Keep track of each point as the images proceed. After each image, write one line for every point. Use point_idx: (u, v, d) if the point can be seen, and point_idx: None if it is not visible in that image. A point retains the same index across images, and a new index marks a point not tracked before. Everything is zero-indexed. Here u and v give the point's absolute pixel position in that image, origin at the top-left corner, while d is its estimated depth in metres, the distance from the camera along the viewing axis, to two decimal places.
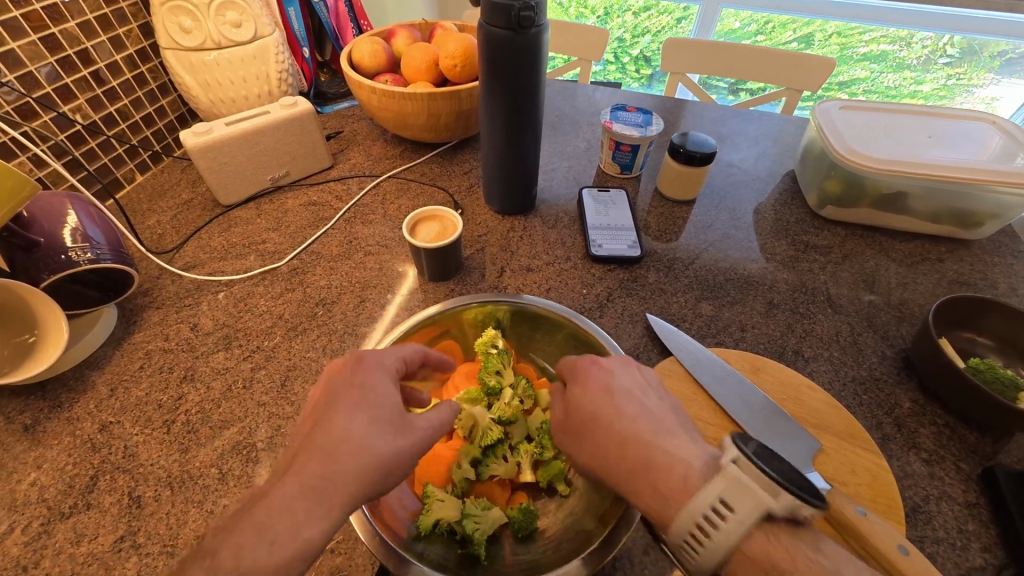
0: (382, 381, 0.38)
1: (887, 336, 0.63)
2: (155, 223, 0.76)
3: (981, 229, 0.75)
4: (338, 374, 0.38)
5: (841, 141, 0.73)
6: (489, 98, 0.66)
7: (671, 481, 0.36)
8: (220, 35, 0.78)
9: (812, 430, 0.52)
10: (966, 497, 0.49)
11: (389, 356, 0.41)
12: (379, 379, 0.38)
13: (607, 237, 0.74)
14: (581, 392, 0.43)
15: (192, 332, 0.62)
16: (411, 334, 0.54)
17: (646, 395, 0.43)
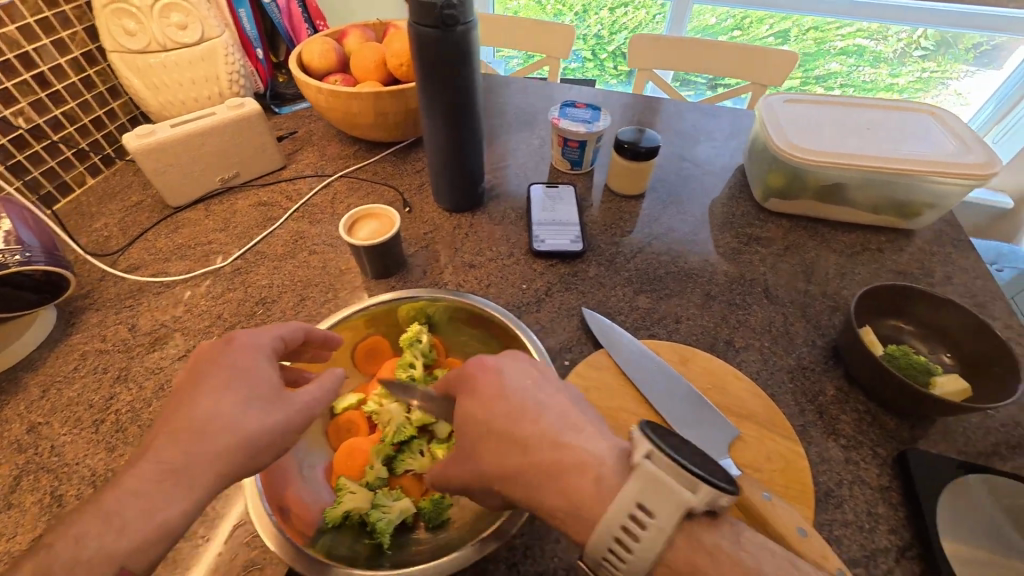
0: (249, 360, 0.39)
1: (819, 325, 0.64)
2: (103, 226, 0.77)
3: (919, 219, 0.76)
4: (205, 353, 0.39)
5: (780, 136, 0.74)
6: (425, 97, 0.66)
7: (583, 488, 0.33)
8: (165, 37, 0.78)
9: (732, 419, 0.53)
10: (879, 481, 0.50)
11: (266, 337, 0.42)
12: (247, 359, 0.39)
13: (551, 233, 0.75)
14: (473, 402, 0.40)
15: (129, 332, 0.62)
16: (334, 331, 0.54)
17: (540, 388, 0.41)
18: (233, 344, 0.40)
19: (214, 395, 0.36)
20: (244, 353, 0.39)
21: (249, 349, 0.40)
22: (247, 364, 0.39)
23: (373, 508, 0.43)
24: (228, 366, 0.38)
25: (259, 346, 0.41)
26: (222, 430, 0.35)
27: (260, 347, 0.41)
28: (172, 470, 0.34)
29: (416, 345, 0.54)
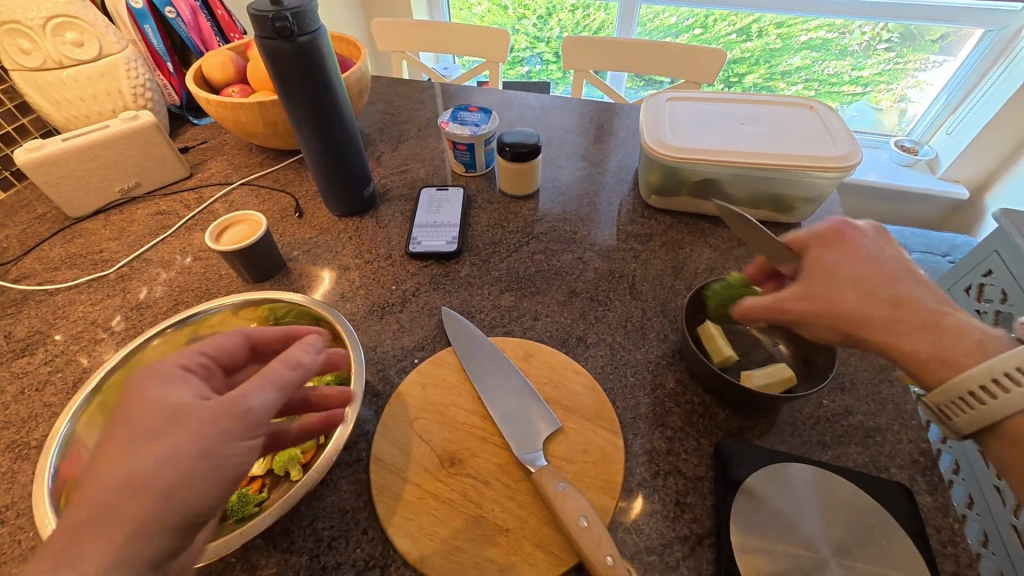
0: (156, 390, 0.37)
1: (675, 320, 0.65)
2: (3, 237, 0.80)
3: (795, 213, 0.77)
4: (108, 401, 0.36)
5: (654, 134, 0.75)
6: (290, 107, 0.68)
7: None
8: (60, 55, 0.81)
9: (559, 412, 0.54)
10: (696, 471, 0.51)
11: (173, 359, 0.41)
12: (152, 388, 0.37)
13: (429, 234, 0.76)
14: None
15: (4, 339, 0.65)
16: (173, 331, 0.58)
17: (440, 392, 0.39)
18: (143, 376, 0.38)
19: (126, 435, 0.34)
20: (143, 383, 0.37)
21: (153, 378, 0.38)
22: (151, 391, 0.37)
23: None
24: (134, 401, 0.36)
25: (165, 371, 0.39)
26: (134, 473, 0.32)
27: (164, 371, 0.39)
28: (76, 528, 0.31)
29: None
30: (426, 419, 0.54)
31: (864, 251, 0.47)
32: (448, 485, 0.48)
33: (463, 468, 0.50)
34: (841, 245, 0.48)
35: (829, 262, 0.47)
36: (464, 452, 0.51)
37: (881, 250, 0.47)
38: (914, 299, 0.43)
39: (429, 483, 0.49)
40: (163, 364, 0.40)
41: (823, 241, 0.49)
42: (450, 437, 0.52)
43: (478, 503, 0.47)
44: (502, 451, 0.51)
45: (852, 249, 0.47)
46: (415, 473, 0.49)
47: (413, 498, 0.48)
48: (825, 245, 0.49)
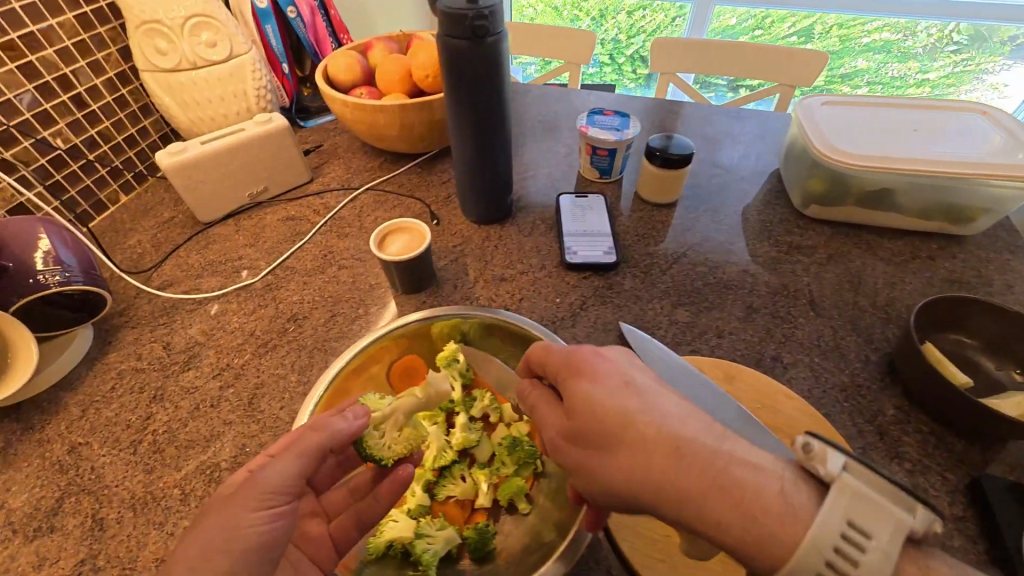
0: (248, 512, 0.35)
1: (871, 340, 0.61)
2: (136, 243, 0.77)
3: (973, 225, 0.72)
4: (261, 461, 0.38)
5: (821, 139, 0.71)
6: (454, 109, 0.64)
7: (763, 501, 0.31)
8: (195, 55, 0.79)
9: (786, 441, 0.50)
10: (950, 510, 0.47)
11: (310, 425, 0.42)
12: (246, 510, 0.35)
13: (583, 244, 0.73)
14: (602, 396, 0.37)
15: (165, 350, 0.62)
16: (373, 348, 0.55)
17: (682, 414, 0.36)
18: (246, 492, 0.36)
19: (201, 535, 0.34)
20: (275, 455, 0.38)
21: (255, 495, 0.36)
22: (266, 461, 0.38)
23: (416, 539, 0.42)
24: (216, 517, 0.35)
25: (278, 490, 0.37)
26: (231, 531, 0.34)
27: (280, 489, 0.37)
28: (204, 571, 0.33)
29: (454, 365, 0.54)
30: None
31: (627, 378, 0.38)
32: None
33: None
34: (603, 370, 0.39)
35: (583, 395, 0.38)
36: None
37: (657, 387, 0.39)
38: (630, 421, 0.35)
39: None
40: (275, 477, 0.37)
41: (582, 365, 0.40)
42: None
43: None
44: None
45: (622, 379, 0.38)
46: None
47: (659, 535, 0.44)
48: (581, 373, 0.39)
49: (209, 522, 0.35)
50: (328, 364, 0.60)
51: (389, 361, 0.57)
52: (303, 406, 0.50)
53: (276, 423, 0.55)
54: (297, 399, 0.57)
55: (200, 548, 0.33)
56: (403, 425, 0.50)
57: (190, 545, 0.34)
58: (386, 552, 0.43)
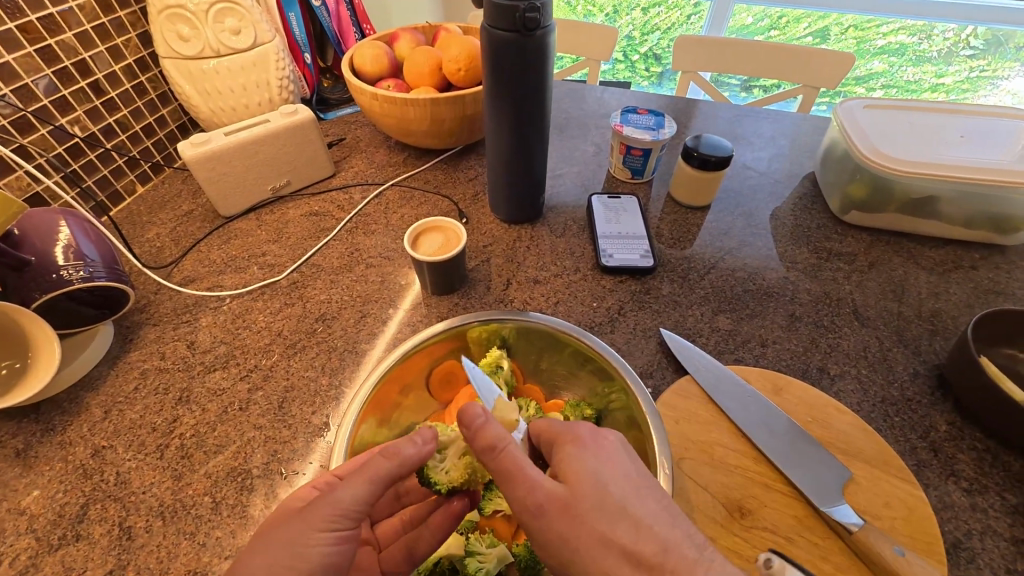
0: (313, 531, 0.35)
1: (919, 352, 0.60)
2: (155, 236, 0.75)
3: (1017, 234, 0.70)
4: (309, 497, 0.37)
5: (865, 142, 0.69)
6: (493, 102, 0.62)
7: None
8: (219, 42, 0.77)
9: (840, 457, 0.48)
10: (1013, 532, 0.45)
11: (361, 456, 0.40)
12: (315, 529, 0.35)
13: (618, 247, 0.71)
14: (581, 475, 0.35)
15: (188, 350, 0.60)
16: (413, 355, 0.53)
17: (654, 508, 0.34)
18: (316, 513, 0.35)
19: (268, 547, 0.34)
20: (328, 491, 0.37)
21: (323, 515, 0.36)
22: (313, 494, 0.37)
23: (468, 557, 0.42)
24: (285, 532, 0.35)
25: (347, 513, 0.36)
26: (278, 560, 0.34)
27: (347, 511, 0.36)
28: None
29: (499, 372, 0.53)
30: (694, 460, 0.49)
31: (622, 465, 0.36)
32: (747, 540, 0.43)
33: (758, 521, 0.45)
34: (595, 445, 0.37)
35: (575, 471, 0.35)
36: (751, 502, 0.46)
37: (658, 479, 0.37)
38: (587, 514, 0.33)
39: (725, 537, 0.44)
40: (348, 500, 0.36)
41: (573, 438, 0.38)
42: (728, 483, 0.47)
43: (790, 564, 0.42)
44: (794, 501, 0.46)
45: (616, 464, 0.36)
46: (706, 525, 0.44)
47: None
48: (575, 443, 0.37)
49: (279, 534, 0.35)
50: (360, 367, 0.58)
51: (427, 368, 0.56)
52: (345, 410, 0.48)
53: (308, 428, 0.53)
54: (329, 404, 0.55)
55: (268, 562, 0.34)
56: (467, 451, 0.46)
57: (257, 557, 0.34)
58: (434, 569, 0.44)
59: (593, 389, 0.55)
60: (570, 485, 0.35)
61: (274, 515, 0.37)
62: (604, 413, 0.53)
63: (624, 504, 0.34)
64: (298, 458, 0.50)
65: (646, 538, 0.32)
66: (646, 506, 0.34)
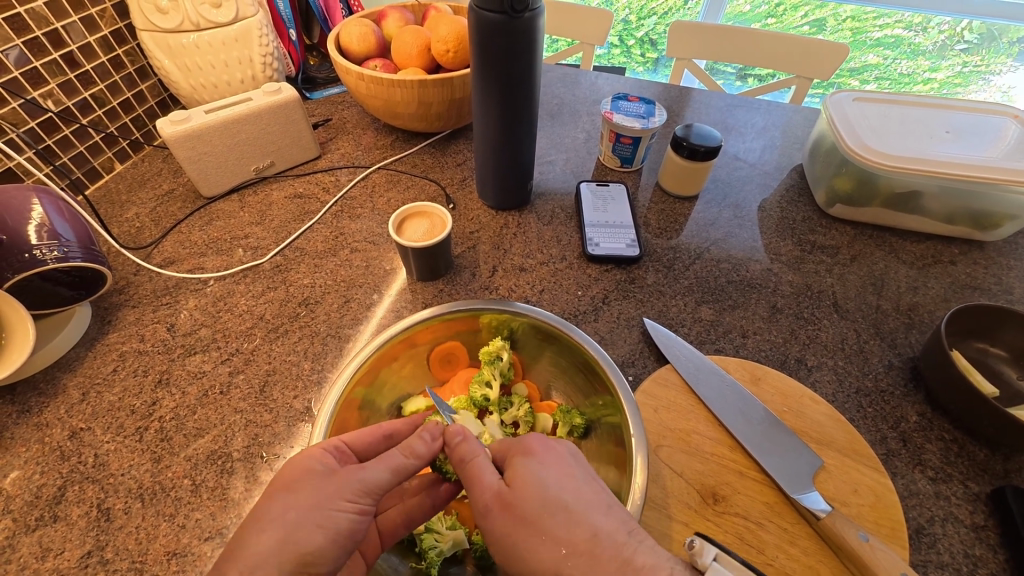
0: (339, 499, 0.35)
1: (895, 344, 0.61)
2: (134, 216, 0.73)
3: (998, 231, 0.71)
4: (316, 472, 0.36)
5: (852, 136, 0.69)
6: (481, 86, 0.61)
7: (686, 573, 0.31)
8: (199, 15, 0.74)
9: (812, 446, 0.50)
10: (973, 519, 0.47)
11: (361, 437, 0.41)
12: (339, 496, 0.35)
13: (605, 236, 0.71)
14: (536, 478, 0.36)
15: (168, 332, 0.59)
16: (419, 328, 0.53)
17: (602, 503, 0.35)
18: (346, 483, 0.36)
19: (293, 508, 0.34)
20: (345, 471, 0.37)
21: (349, 489, 0.36)
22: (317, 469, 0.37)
23: (426, 533, 0.43)
24: (313, 492, 0.35)
25: (371, 492, 0.37)
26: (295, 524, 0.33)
27: (370, 492, 0.37)
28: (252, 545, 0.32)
29: (496, 363, 0.53)
30: (671, 447, 0.49)
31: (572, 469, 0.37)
32: (719, 525, 0.45)
33: (729, 507, 0.46)
34: (548, 454, 0.38)
35: (522, 476, 0.36)
36: (724, 488, 0.47)
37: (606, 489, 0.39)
38: (534, 510, 0.34)
39: (698, 522, 0.45)
40: (376, 478, 0.37)
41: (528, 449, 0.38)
42: (703, 470, 0.48)
43: (759, 548, 0.44)
44: (765, 487, 0.47)
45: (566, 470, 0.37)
46: (680, 510, 0.45)
47: (687, 540, 0.44)
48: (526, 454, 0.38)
49: (301, 496, 0.35)
50: (343, 352, 0.58)
51: (436, 339, 0.56)
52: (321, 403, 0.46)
53: (289, 413, 0.53)
54: (312, 389, 0.55)
55: (296, 516, 0.34)
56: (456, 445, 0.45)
57: (286, 507, 0.34)
58: (392, 536, 0.44)
59: (589, 398, 0.52)
60: (515, 488, 0.36)
61: (286, 472, 0.36)
62: (594, 425, 0.51)
63: (564, 501, 0.34)
64: (279, 441, 0.50)
65: (579, 528, 0.33)
66: (582, 503, 0.35)
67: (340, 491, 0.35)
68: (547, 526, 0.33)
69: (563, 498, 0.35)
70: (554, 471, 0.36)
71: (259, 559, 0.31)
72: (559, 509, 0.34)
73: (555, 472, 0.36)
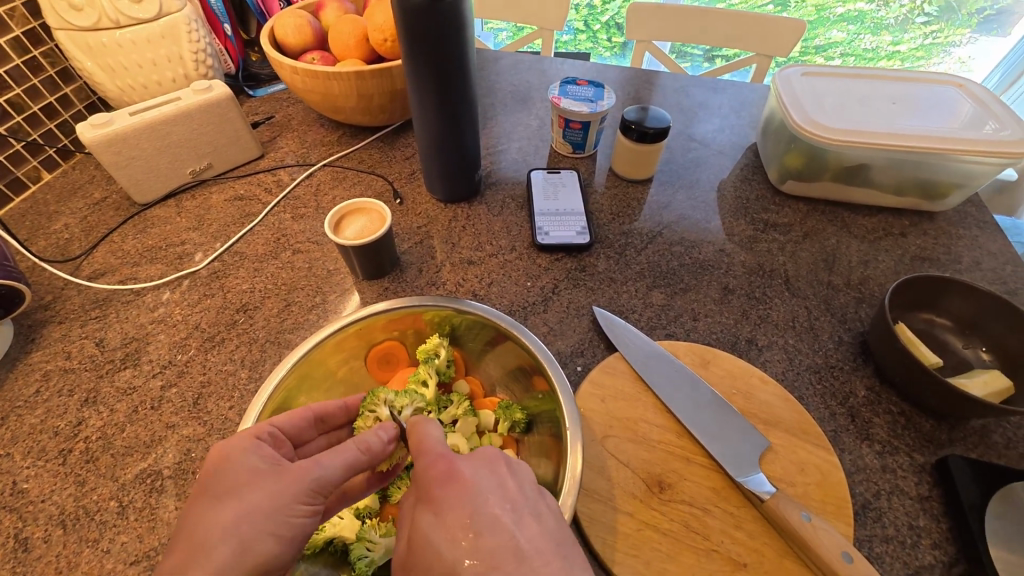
0: (293, 502, 0.34)
1: (845, 319, 0.61)
2: (62, 227, 0.69)
3: (945, 200, 0.72)
4: (256, 473, 0.34)
5: (800, 111, 0.68)
6: (414, 78, 0.59)
7: None
8: (117, 12, 0.70)
9: (760, 427, 0.49)
10: (918, 490, 0.47)
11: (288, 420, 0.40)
12: (294, 499, 0.34)
13: (555, 224, 0.69)
14: (454, 484, 0.34)
15: (96, 348, 0.56)
16: (351, 331, 0.51)
17: (510, 523, 0.33)
18: (299, 485, 0.34)
19: (239, 515, 0.32)
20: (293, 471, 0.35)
21: (300, 491, 0.34)
22: (256, 472, 0.35)
23: (357, 541, 0.41)
24: (263, 496, 0.33)
25: (326, 489, 0.36)
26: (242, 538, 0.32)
27: (325, 490, 0.35)
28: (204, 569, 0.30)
29: (433, 361, 0.52)
30: (617, 437, 0.48)
31: (472, 512, 0.33)
32: (665, 514, 0.44)
33: (676, 494, 0.45)
34: (484, 466, 0.36)
35: (452, 477, 0.34)
36: (671, 476, 0.46)
37: (536, 502, 0.35)
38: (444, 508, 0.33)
39: (643, 512, 0.44)
40: (329, 476, 0.36)
41: (426, 495, 0.34)
42: (650, 459, 0.47)
43: (704, 534, 0.43)
44: (712, 472, 0.46)
45: (463, 516, 0.32)
46: (626, 501, 0.44)
47: (632, 530, 0.43)
48: (450, 477, 0.34)
49: (248, 499, 0.33)
50: (282, 358, 0.56)
51: (373, 341, 0.54)
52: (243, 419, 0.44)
53: (224, 425, 0.50)
54: (248, 398, 0.53)
55: (249, 522, 0.32)
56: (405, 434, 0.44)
57: (237, 516, 0.32)
58: (324, 548, 0.42)
59: (530, 392, 0.50)
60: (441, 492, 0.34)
61: (221, 477, 0.34)
62: (536, 420, 0.49)
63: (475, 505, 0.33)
64: None
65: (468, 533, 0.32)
66: (492, 510, 0.33)
67: (295, 494, 0.34)
68: (443, 523, 0.33)
69: (474, 505, 0.33)
70: (486, 483, 0.35)
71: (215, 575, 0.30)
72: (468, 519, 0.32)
73: (484, 482, 0.35)
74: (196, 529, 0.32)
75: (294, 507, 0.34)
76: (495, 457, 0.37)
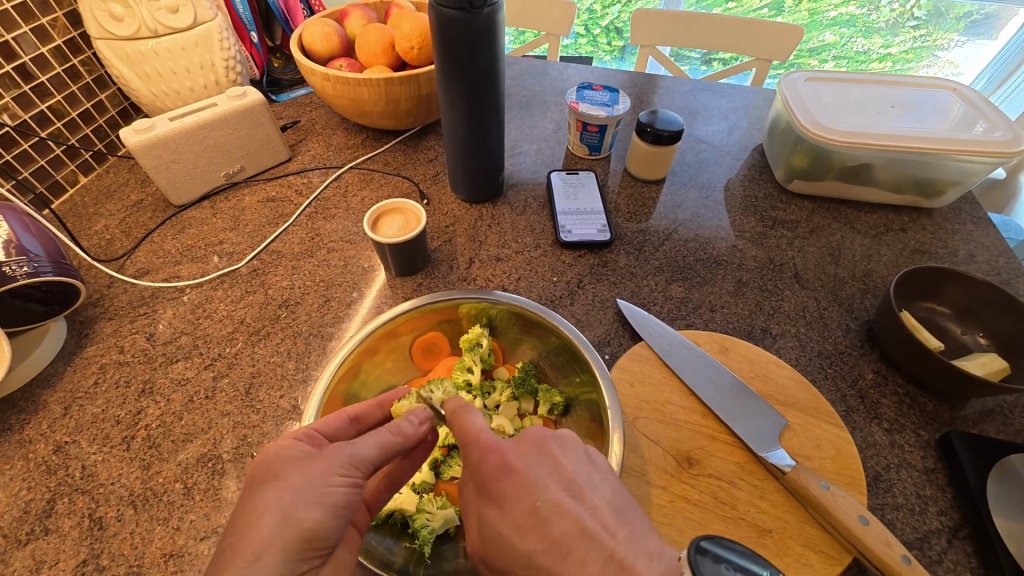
0: (331, 475, 0.37)
1: (852, 309, 0.65)
2: (103, 228, 0.72)
3: (942, 197, 0.76)
4: (292, 458, 0.38)
5: (806, 114, 0.72)
6: (445, 85, 0.62)
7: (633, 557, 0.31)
8: (156, 21, 0.74)
9: (778, 407, 0.53)
10: (924, 463, 0.51)
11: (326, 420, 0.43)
12: (332, 473, 0.37)
13: (576, 222, 0.73)
14: (509, 471, 0.37)
15: (148, 342, 0.59)
16: (397, 322, 0.54)
17: (574, 500, 0.36)
18: (335, 459, 0.37)
19: (283, 490, 0.35)
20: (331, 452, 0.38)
21: (336, 466, 0.37)
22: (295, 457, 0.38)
23: (417, 513, 0.45)
24: (304, 476, 0.36)
25: (361, 464, 0.38)
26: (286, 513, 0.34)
27: (360, 465, 0.38)
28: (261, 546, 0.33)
29: (476, 349, 0.55)
30: (647, 418, 0.52)
31: (530, 498, 0.35)
32: (695, 487, 0.47)
33: (704, 469, 0.49)
34: (533, 450, 0.39)
35: (508, 465, 0.37)
36: (698, 452, 0.50)
37: (591, 475, 0.38)
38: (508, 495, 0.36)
39: (675, 485, 0.47)
40: (366, 452, 0.39)
41: (488, 491, 0.37)
42: (678, 437, 0.51)
43: (731, 504, 0.46)
44: (736, 449, 0.50)
45: (527, 500, 0.35)
46: (658, 476, 0.48)
47: (665, 501, 0.47)
48: (506, 469, 0.37)
49: (292, 478, 0.36)
50: (326, 350, 0.59)
51: (415, 332, 0.57)
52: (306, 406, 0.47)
53: (276, 412, 0.54)
54: (297, 387, 0.56)
55: (290, 497, 0.35)
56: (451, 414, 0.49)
57: (280, 493, 0.35)
58: (386, 519, 0.46)
59: (567, 376, 0.54)
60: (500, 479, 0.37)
61: (264, 466, 0.37)
62: (573, 402, 0.53)
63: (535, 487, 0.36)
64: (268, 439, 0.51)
65: (537, 516, 0.35)
66: (554, 489, 0.36)
67: (331, 466, 0.37)
68: (511, 510, 0.35)
69: (535, 489, 0.36)
70: (540, 465, 0.38)
71: (263, 543, 0.33)
72: (534, 504, 0.35)
73: (539, 466, 0.38)
74: (245, 510, 0.35)
75: (333, 479, 0.37)
76: (541, 438, 0.40)
